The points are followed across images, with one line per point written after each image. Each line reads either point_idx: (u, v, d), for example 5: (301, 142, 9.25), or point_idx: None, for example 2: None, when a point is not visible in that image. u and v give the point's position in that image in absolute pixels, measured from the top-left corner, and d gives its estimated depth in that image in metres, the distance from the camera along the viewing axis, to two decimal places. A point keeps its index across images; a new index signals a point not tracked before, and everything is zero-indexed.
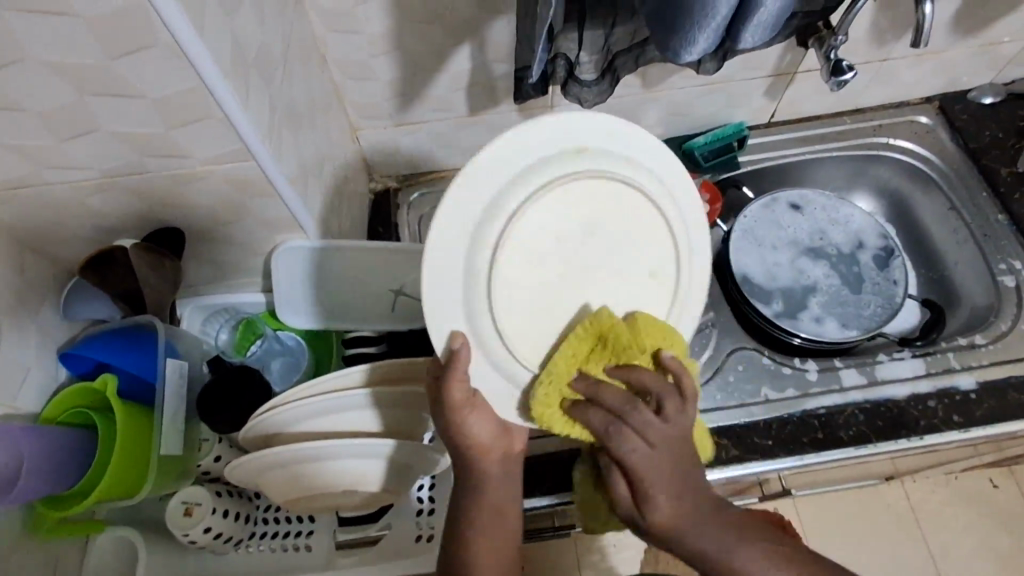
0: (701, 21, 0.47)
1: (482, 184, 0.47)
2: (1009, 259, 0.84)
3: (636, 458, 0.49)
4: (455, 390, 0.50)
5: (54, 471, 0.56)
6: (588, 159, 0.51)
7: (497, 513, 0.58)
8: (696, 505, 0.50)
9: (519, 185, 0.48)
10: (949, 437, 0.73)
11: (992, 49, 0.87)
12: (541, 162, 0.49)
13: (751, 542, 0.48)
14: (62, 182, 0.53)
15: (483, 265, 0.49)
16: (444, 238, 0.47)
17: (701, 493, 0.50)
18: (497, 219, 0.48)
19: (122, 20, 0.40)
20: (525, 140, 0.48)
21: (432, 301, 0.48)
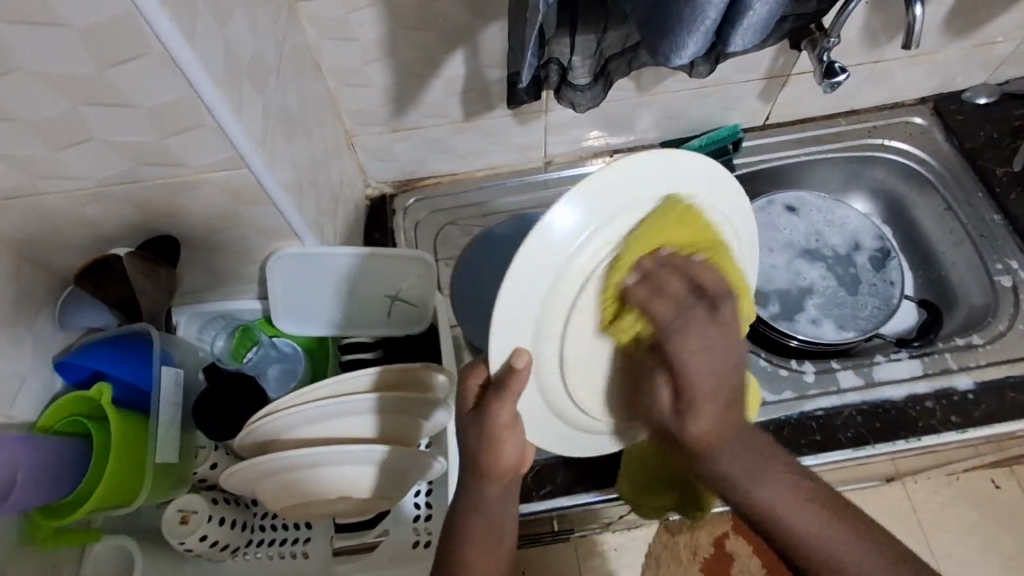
0: (691, 25, 0.48)
1: (585, 216, 0.44)
2: (1006, 258, 0.84)
3: (693, 369, 0.49)
4: (503, 409, 0.48)
5: (50, 480, 0.56)
6: (683, 199, 0.50)
7: (499, 529, 0.55)
8: (731, 430, 0.52)
9: (623, 218, 0.47)
10: (947, 438, 0.73)
11: (985, 50, 0.87)
12: (641, 203, 0.47)
13: (782, 469, 0.53)
14: (58, 191, 0.53)
15: (560, 293, 0.47)
16: (537, 264, 0.44)
17: (739, 411, 0.52)
18: (597, 246, 0.46)
19: (114, 29, 0.41)
20: (639, 173, 0.46)
21: (501, 322, 0.45)
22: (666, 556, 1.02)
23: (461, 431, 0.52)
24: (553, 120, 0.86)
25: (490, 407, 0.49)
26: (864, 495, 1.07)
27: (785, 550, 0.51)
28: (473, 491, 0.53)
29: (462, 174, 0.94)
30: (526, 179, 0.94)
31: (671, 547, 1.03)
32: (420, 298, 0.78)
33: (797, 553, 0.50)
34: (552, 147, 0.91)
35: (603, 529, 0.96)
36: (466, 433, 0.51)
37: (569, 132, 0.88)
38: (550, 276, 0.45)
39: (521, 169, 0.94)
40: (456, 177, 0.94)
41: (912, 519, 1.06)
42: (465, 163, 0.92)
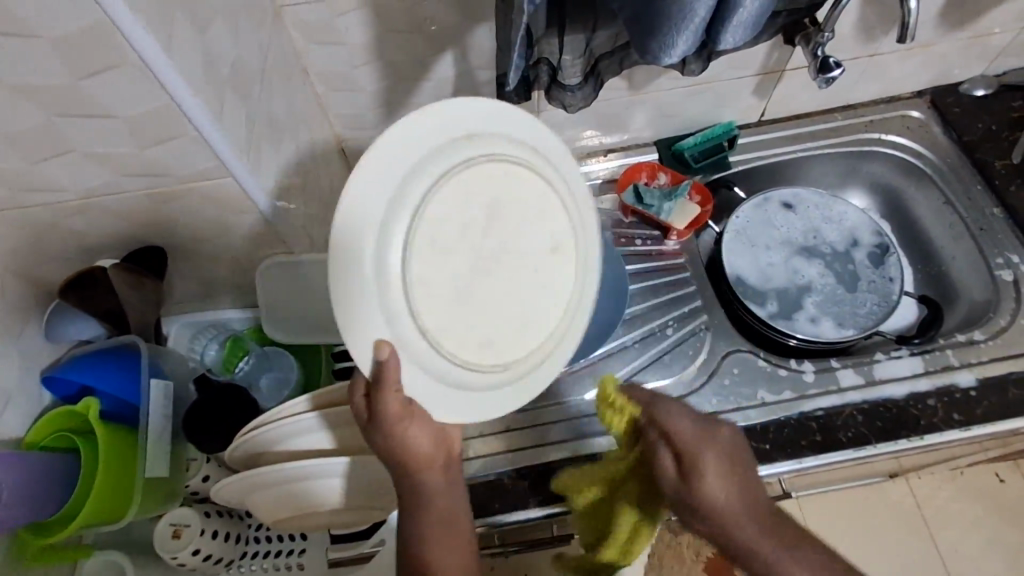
0: (679, 24, 0.47)
1: (371, 189, 0.44)
2: (1006, 252, 0.83)
3: (684, 423, 0.49)
4: (387, 401, 0.47)
5: (38, 498, 0.55)
6: (466, 144, 0.49)
7: (449, 520, 0.55)
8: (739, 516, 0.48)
9: (409, 183, 0.46)
10: (950, 436, 0.72)
11: (983, 42, 0.86)
12: (431, 158, 0.47)
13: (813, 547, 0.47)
14: (40, 205, 0.52)
15: (388, 270, 0.46)
16: (344, 250, 0.44)
17: (752, 481, 0.49)
18: (395, 220, 0.46)
19: (88, 39, 0.40)
20: (405, 138, 0.45)
21: (347, 321, 0.44)
22: (670, 557, 1.01)
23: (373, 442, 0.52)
24: (546, 120, 0.85)
25: (382, 412, 0.49)
26: (867, 492, 1.06)
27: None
28: (409, 488, 0.54)
29: None
30: None
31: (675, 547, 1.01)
32: None
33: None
34: None
35: None
36: (378, 444, 0.52)
37: (563, 132, 0.87)
38: (367, 259, 0.45)
39: None
40: None
41: (917, 515, 1.05)
42: None
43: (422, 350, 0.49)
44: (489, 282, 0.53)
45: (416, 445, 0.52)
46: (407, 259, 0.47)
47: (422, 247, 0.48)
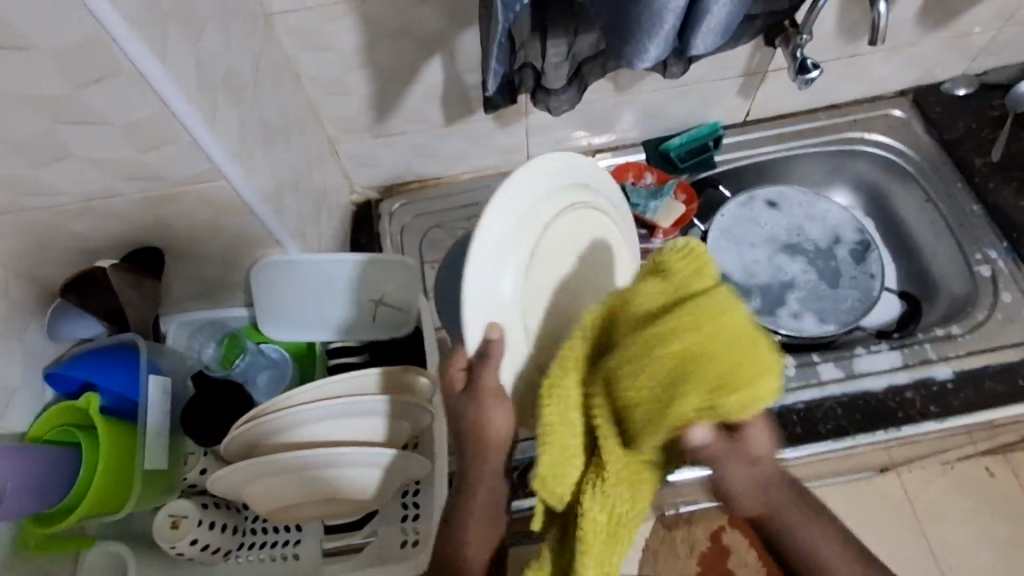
0: (649, 30, 0.49)
1: (518, 197, 0.56)
2: (984, 248, 0.85)
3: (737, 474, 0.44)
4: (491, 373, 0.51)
5: (41, 489, 0.58)
6: (575, 188, 0.63)
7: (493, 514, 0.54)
8: (776, 477, 0.45)
9: (541, 204, 0.59)
10: (926, 428, 0.74)
11: (963, 41, 0.88)
12: (554, 192, 0.60)
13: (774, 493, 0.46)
14: (41, 207, 0.54)
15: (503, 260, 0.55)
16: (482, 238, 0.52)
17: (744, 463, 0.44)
18: (527, 231, 0.57)
19: (86, 50, 0.42)
20: (542, 169, 0.58)
21: (473, 294, 0.52)
22: (663, 550, 1.03)
23: (453, 420, 0.54)
24: (534, 122, 0.87)
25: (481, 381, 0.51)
26: (858, 486, 1.07)
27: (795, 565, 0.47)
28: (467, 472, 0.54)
29: (446, 177, 0.95)
30: None
31: (668, 541, 1.04)
32: (405, 302, 0.79)
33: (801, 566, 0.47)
34: (535, 149, 0.92)
35: None
36: (460, 420, 0.52)
37: (552, 133, 0.90)
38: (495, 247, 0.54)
39: (505, 171, 0.95)
40: (441, 181, 0.95)
41: (907, 509, 1.06)
42: (448, 167, 0.93)
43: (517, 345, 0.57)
44: (564, 305, 0.64)
45: (500, 430, 0.52)
46: (525, 268, 0.57)
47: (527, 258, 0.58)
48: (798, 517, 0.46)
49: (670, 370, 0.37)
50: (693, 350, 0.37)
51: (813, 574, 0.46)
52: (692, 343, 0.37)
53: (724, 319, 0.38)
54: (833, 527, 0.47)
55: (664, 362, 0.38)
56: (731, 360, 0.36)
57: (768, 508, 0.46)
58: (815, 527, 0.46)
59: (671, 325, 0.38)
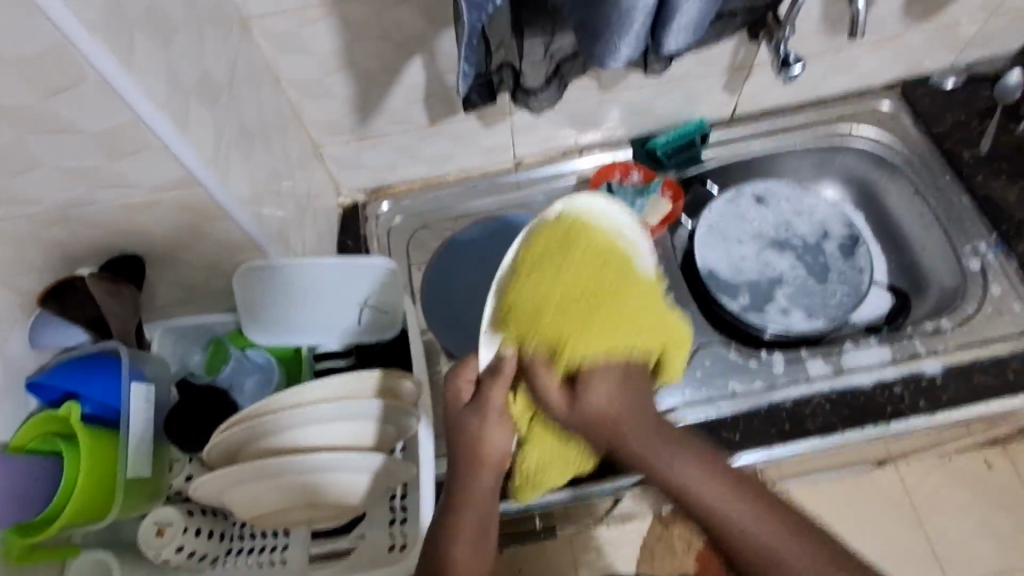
0: (620, 28, 0.49)
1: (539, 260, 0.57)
2: (974, 241, 0.85)
3: (609, 404, 0.52)
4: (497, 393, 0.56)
5: (22, 499, 0.57)
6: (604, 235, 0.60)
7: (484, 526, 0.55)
8: (637, 404, 0.53)
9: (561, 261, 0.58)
10: (915, 422, 0.73)
11: (949, 32, 0.87)
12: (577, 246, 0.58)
13: (687, 450, 0.54)
14: (15, 217, 0.54)
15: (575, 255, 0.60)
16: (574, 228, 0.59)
17: (643, 389, 0.55)
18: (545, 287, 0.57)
19: (50, 59, 0.42)
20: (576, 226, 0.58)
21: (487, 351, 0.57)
22: (660, 548, 1.03)
23: (452, 430, 0.57)
24: (518, 121, 0.86)
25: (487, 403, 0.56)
26: (856, 480, 1.07)
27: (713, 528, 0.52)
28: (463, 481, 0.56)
29: (432, 178, 0.94)
30: (497, 181, 0.95)
31: (666, 539, 1.04)
32: (390, 305, 0.78)
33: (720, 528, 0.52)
34: (520, 148, 0.92)
35: (592, 523, 0.98)
36: (462, 433, 0.56)
37: (537, 132, 0.89)
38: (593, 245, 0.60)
39: (492, 170, 0.95)
40: (427, 182, 0.95)
41: (905, 503, 1.06)
42: (435, 168, 0.92)
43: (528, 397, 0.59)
44: None
45: (496, 445, 0.56)
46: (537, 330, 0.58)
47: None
48: (659, 455, 0.53)
49: (541, 305, 0.53)
50: (537, 293, 0.53)
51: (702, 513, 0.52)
52: (531, 294, 0.53)
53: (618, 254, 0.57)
54: (701, 463, 0.53)
55: (545, 297, 0.53)
56: (588, 303, 0.52)
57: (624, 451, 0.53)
58: (685, 471, 0.52)
59: (543, 270, 0.54)
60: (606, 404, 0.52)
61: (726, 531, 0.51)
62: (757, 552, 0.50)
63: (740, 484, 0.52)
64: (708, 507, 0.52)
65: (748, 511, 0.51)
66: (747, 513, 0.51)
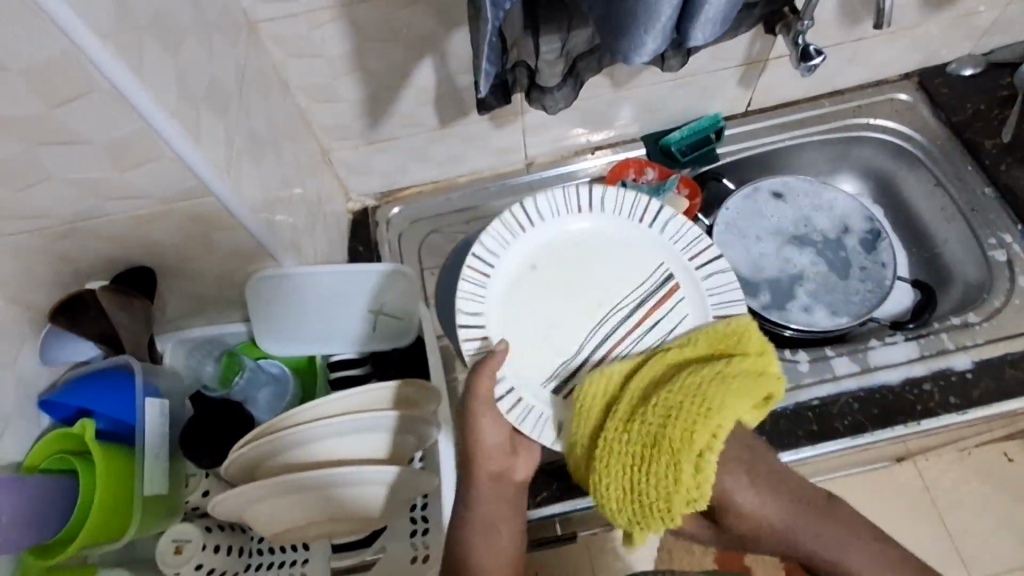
0: (647, 23, 0.48)
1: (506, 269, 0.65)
2: (999, 233, 0.83)
3: (747, 493, 0.54)
4: (480, 380, 0.57)
5: (36, 519, 0.56)
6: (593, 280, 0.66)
7: (490, 527, 0.57)
8: (772, 491, 0.55)
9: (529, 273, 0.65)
10: (947, 420, 0.72)
11: (968, 20, 0.85)
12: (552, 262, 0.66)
13: (846, 528, 0.54)
14: (23, 231, 0.53)
15: (523, 262, 0.66)
16: (496, 295, 0.64)
17: (778, 481, 0.56)
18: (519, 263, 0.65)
19: (60, 68, 0.40)
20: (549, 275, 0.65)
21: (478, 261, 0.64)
22: (679, 549, 1.01)
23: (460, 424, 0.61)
24: (529, 121, 0.85)
25: (475, 398, 0.58)
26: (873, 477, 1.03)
27: None
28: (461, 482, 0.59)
29: (442, 181, 0.93)
30: (508, 182, 0.93)
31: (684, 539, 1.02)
32: (405, 310, 0.77)
33: None
34: (532, 148, 0.90)
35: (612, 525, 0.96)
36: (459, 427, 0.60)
37: (548, 132, 0.88)
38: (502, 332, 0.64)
39: (503, 173, 0.93)
40: (437, 185, 0.93)
41: (925, 497, 1.00)
42: (445, 170, 0.91)
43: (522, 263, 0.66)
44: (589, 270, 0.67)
45: (487, 438, 0.59)
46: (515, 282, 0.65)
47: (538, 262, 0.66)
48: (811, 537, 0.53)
49: (636, 486, 0.51)
50: (654, 451, 0.50)
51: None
52: (653, 448, 0.50)
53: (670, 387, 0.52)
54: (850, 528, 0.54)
55: (627, 477, 0.51)
56: (653, 469, 0.50)
57: (782, 536, 0.54)
58: (832, 530, 0.53)
59: (603, 466, 0.53)
60: (756, 516, 0.54)
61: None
62: None
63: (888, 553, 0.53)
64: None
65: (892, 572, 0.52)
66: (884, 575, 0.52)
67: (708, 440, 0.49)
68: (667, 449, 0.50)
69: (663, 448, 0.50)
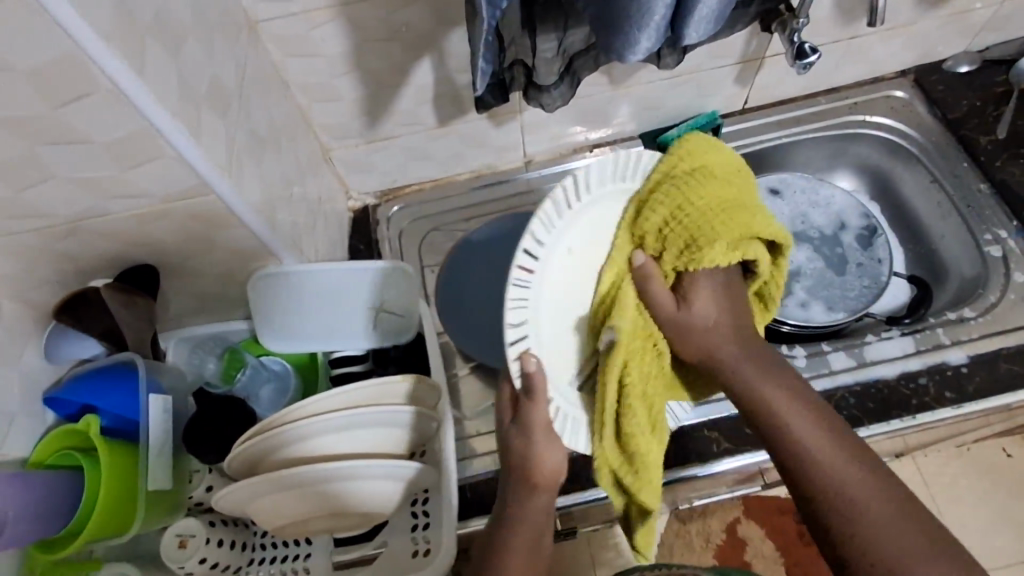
0: (641, 20, 0.48)
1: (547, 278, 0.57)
2: (994, 228, 0.83)
3: (707, 314, 0.56)
4: (538, 410, 0.57)
5: (42, 516, 0.57)
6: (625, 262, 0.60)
7: (536, 535, 0.58)
8: (733, 328, 0.57)
9: (559, 261, 0.57)
10: (942, 414, 0.73)
11: (964, 17, 0.86)
12: (578, 249, 0.58)
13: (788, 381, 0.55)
14: (28, 230, 0.53)
15: (562, 252, 0.57)
16: (538, 295, 0.57)
17: (743, 321, 0.58)
18: (548, 259, 0.57)
19: (63, 69, 0.41)
20: (576, 266, 0.58)
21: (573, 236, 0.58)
22: (679, 544, 1.02)
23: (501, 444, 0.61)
24: (527, 120, 0.85)
25: (530, 421, 0.57)
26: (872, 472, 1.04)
27: (800, 470, 0.52)
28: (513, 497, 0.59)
29: (442, 180, 0.94)
30: (508, 180, 0.94)
31: (684, 535, 1.02)
32: (405, 308, 0.76)
33: (802, 468, 0.52)
34: (530, 146, 0.91)
35: (612, 520, 0.97)
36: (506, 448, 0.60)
37: (547, 131, 0.88)
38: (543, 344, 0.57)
39: (502, 171, 0.94)
40: (437, 183, 0.94)
41: (924, 493, 1.00)
42: (444, 169, 0.92)
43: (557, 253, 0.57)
44: None
45: (546, 461, 0.58)
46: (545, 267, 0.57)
47: (569, 250, 0.58)
48: (755, 374, 0.55)
49: (692, 222, 0.53)
50: (686, 214, 0.54)
51: (780, 437, 0.53)
52: (699, 195, 0.54)
53: (740, 190, 0.56)
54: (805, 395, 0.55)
55: (678, 210, 0.54)
56: (724, 219, 0.53)
57: (727, 371, 0.56)
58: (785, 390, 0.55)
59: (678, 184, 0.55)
60: (704, 316, 0.56)
61: (819, 479, 0.50)
62: (838, 501, 0.49)
63: (831, 418, 0.53)
64: (793, 437, 0.52)
65: (840, 451, 0.51)
66: (827, 440, 0.52)
67: (727, 241, 0.53)
68: (692, 214, 0.53)
69: (691, 224, 0.53)
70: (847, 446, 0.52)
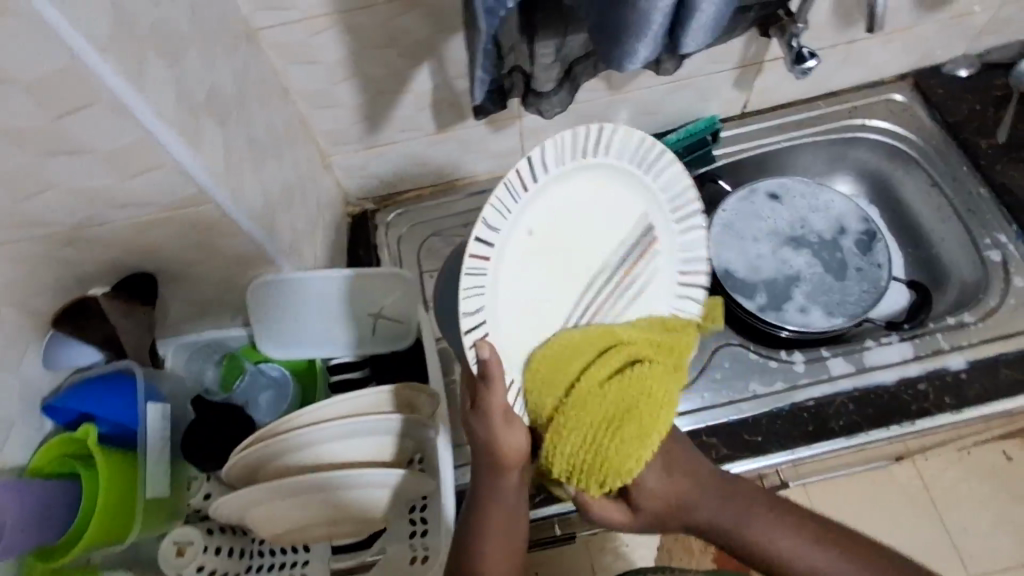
0: (639, 29, 0.48)
1: (502, 258, 0.56)
2: (994, 233, 0.83)
3: (657, 483, 0.60)
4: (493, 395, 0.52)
5: (41, 522, 0.57)
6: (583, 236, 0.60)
7: (510, 521, 0.58)
8: (693, 477, 0.61)
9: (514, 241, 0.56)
10: (942, 420, 0.73)
11: (963, 21, 0.86)
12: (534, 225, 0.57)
13: (764, 511, 0.60)
14: (26, 240, 0.53)
15: (518, 232, 0.56)
16: (491, 280, 0.55)
17: (696, 465, 0.62)
18: (503, 240, 0.55)
19: (61, 80, 0.41)
20: (531, 243, 0.57)
21: (529, 214, 0.57)
22: (679, 549, 1.02)
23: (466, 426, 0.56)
24: (527, 125, 0.85)
25: (487, 408, 0.53)
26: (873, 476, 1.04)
27: None
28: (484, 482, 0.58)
29: (442, 185, 0.93)
30: None
31: (684, 540, 1.02)
32: (404, 314, 0.77)
33: None
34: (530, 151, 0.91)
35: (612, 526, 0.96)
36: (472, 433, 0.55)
37: (546, 136, 0.88)
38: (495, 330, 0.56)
39: (502, 175, 0.94)
40: (436, 188, 0.94)
41: (924, 498, 1.00)
42: (443, 174, 0.91)
43: (514, 231, 0.56)
44: (580, 217, 0.60)
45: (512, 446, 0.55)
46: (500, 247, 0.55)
47: (526, 227, 0.57)
48: (731, 518, 0.60)
49: (600, 453, 0.52)
50: (592, 441, 0.52)
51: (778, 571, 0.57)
52: (593, 414, 0.52)
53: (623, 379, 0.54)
54: (765, 508, 0.60)
55: (585, 442, 0.52)
56: (626, 428, 0.52)
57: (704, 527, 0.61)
58: (762, 527, 0.59)
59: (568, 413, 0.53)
60: (652, 491, 0.60)
61: None
62: None
63: (812, 530, 0.58)
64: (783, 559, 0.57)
65: (831, 560, 0.56)
66: (807, 549, 0.57)
67: (637, 433, 0.52)
68: (586, 428, 0.52)
69: (602, 438, 0.52)
70: (844, 554, 0.56)
